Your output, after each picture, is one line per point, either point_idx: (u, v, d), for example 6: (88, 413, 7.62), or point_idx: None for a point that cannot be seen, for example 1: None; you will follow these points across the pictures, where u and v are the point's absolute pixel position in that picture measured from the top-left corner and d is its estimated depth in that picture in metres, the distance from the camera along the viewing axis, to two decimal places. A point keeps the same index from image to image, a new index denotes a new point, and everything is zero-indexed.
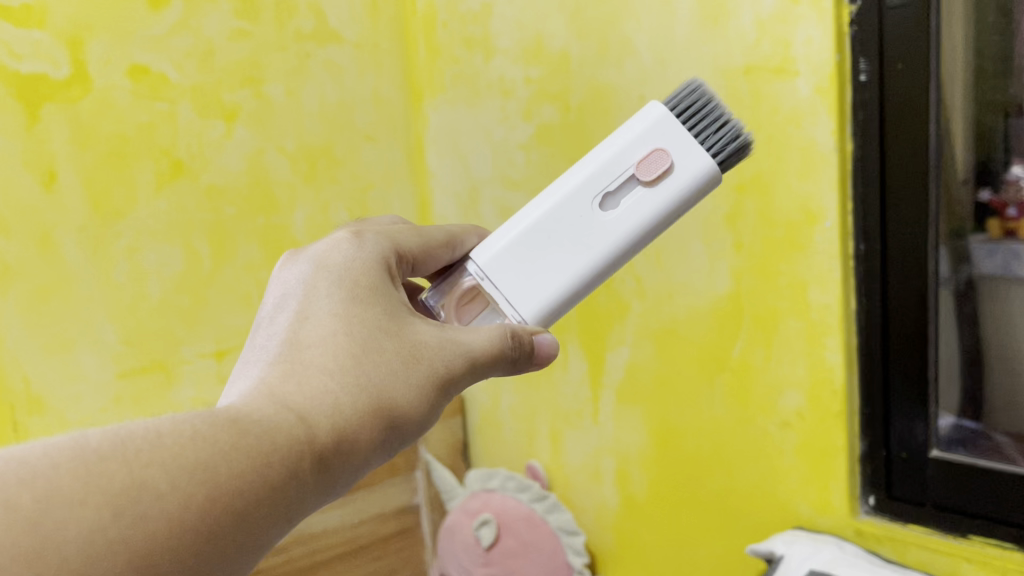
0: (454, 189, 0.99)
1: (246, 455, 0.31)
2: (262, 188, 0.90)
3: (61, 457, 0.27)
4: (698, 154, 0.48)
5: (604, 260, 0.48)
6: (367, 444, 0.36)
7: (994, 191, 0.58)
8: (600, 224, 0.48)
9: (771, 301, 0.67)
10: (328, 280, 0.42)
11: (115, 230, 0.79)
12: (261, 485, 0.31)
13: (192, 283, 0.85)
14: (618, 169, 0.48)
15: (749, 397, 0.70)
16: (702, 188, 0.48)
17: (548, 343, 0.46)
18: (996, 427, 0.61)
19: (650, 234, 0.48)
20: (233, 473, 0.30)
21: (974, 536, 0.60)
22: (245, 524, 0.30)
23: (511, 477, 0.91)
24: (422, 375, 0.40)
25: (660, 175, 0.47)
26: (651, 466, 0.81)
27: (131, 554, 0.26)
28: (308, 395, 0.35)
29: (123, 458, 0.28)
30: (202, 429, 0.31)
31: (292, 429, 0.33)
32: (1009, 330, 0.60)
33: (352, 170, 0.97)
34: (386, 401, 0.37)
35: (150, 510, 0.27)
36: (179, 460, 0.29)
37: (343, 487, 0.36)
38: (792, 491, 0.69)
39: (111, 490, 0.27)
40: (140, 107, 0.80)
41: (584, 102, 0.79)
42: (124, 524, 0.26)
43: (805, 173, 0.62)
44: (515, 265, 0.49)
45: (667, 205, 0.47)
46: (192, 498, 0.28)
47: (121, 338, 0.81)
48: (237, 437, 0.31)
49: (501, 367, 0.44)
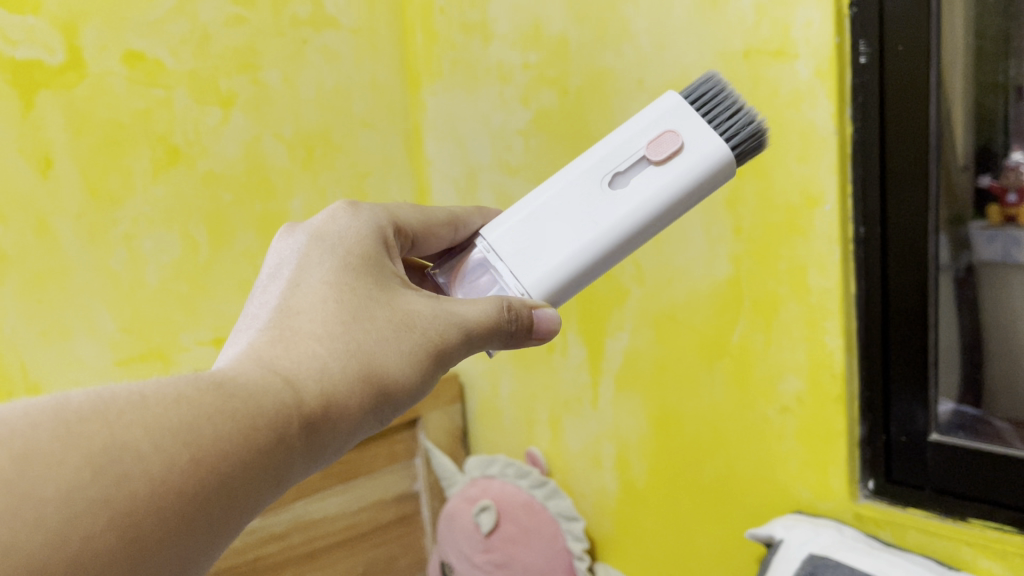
0: (452, 176, 0.99)
1: (232, 414, 0.31)
2: (259, 174, 0.90)
3: (39, 416, 0.26)
4: (710, 137, 0.47)
5: (609, 235, 0.47)
6: (355, 412, 0.36)
7: (994, 177, 0.57)
8: (608, 200, 0.48)
9: (770, 286, 0.66)
10: (320, 253, 0.42)
11: (112, 217, 0.79)
12: (247, 446, 0.30)
13: (190, 270, 0.85)
14: (630, 150, 0.48)
15: (749, 381, 0.70)
16: (715, 174, 0.47)
17: (548, 318, 0.45)
18: (996, 413, 0.61)
19: (660, 216, 0.48)
20: (219, 433, 0.30)
21: (973, 519, 0.60)
22: (231, 486, 0.30)
23: (509, 463, 0.92)
24: (415, 342, 0.39)
25: (671, 154, 0.47)
26: (651, 452, 0.81)
27: (113, 515, 0.25)
28: (296, 362, 0.35)
29: (103, 417, 0.27)
30: (187, 388, 0.30)
31: (280, 393, 0.33)
32: (1010, 318, 0.60)
33: (349, 157, 0.97)
34: (376, 367, 0.37)
35: (131, 470, 0.26)
36: (163, 418, 0.28)
37: (333, 454, 0.36)
38: (791, 475, 0.69)
39: (91, 449, 0.26)
40: (136, 94, 0.80)
41: (583, 86, 0.79)
42: (105, 484, 0.26)
43: (805, 156, 0.62)
44: (523, 240, 0.49)
45: (676, 185, 0.47)
46: (177, 458, 0.28)
47: (119, 326, 0.81)
48: (223, 398, 0.31)
49: (498, 339, 0.43)
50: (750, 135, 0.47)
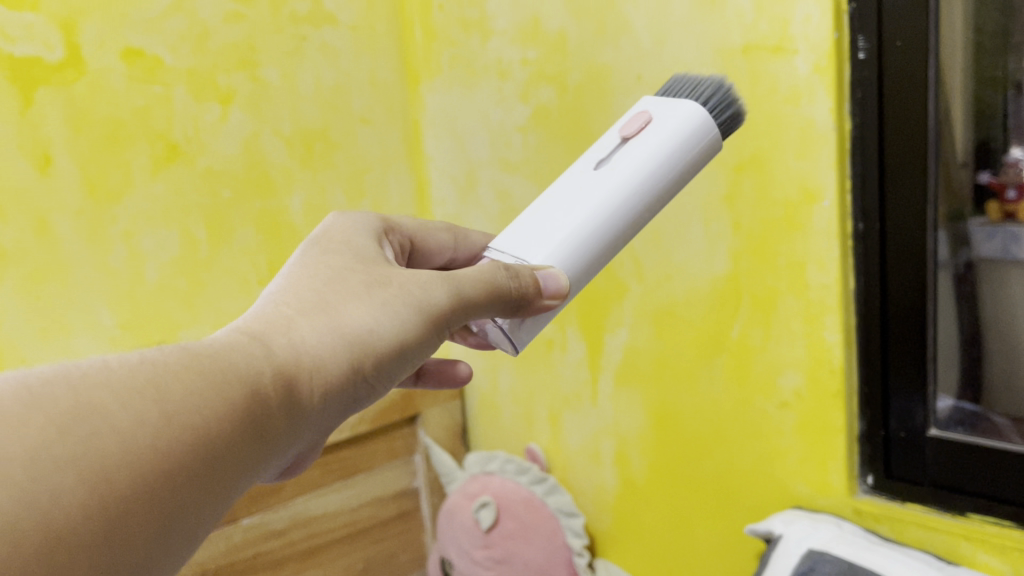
0: (451, 173, 0.99)
1: (204, 374, 0.31)
2: (258, 171, 0.90)
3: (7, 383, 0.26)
4: (678, 105, 0.50)
5: (613, 199, 0.48)
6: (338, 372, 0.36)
7: (994, 173, 0.57)
8: (595, 174, 0.49)
9: (769, 282, 0.67)
10: (304, 249, 0.43)
11: (111, 214, 0.79)
12: (221, 403, 0.30)
13: (189, 267, 0.85)
14: (607, 140, 0.51)
15: (748, 377, 0.70)
16: (691, 130, 0.50)
17: (555, 280, 0.44)
18: (995, 409, 0.61)
19: (657, 177, 0.49)
20: (190, 390, 0.30)
21: (972, 514, 0.60)
22: (209, 443, 0.29)
23: (509, 460, 0.92)
24: (403, 306, 0.39)
25: (646, 125, 0.50)
26: (650, 448, 0.81)
27: (81, 471, 0.25)
28: (271, 330, 0.36)
29: (71, 381, 0.27)
30: (159, 353, 0.30)
31: (251, 354, 0.33)
32: (1009, 314, 0.60)
33: (348, 154, 0.97)
34: (360, 333, 0.37)
35: (96, 425, 0.26)
36: (132, 378, 0.29)
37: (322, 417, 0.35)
38: (790, 471, 0.69)
39: (55, 409, 0.26)
40: (135, 90, 0.80)
41: (582, 83, 0.79)
42: (72, 441, 0.26)
43: (803, 152, 0.62)
44: (520, 230, 0.48)
45: (665, 143, 0.49)
46: (147, 415, 0.28)
47: (118, 323, 0.81)
48: (194, 360, 0.31)
49: (501, 304, 0.43)
50: (721, 100, 0.51)
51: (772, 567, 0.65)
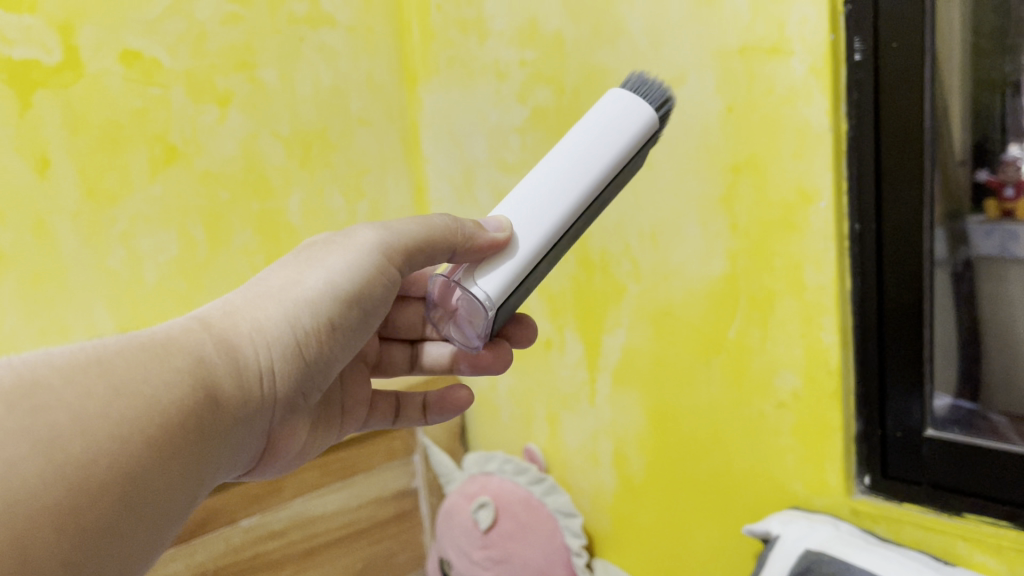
0: (449, 173, 0.99)
1: (146, 350, 0.34)
2: (257, 173, 0.90)
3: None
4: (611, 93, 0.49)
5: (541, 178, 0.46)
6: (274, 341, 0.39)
7: (991, 171, 0.58)
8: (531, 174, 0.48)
9: (766, 282, 0.67)
10: None
11: (110, 216, 0.79)
12: (165, 373, 0.34)
13: (188, 269, 0.85)
14: None
15: (745, 377, 0.71)
16: (621, 112, 0.48)
17: (498, 224, 0.44)
18: (993, 408, 0.62)
19: (591, 147, 0.46)
20: (131, 363, 0.33)
21: (968, 514, 0.60)
22: (159, 409, 0.32)
23: (507, 460, 0.93)
24: (336, 277, 0.43)
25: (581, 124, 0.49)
26: (648, 448, 0.81)
27: (36, 442, 0.27)
28: (214, 319, 0.39)
29: (14, 369, 0.30)
30: (100, 341, 0.33)
31: (190, 338, 0.37)
32: (1008, 312, 0.60)
33: (346, 154, 0.97)
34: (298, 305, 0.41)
35: (44, 401, 0.29)
36: (75, 362, 0.31)
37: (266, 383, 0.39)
38: (788, 471, 0.69)
39: (2, 390, 0.28)
40: (133, 92, 0.80)
41: (579, 84, 0.79)
42: (23, 417, 0.28)
43: (800, 153, 0.62)
44: None
45: (589, 123, 0.47)
46: (93, 388, 0.30)
47: (117, 325, 0.81)
48: (136, 343, 0.34)
49: (431, 253, 0.47)
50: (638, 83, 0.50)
51: (771, 568, 0.66)
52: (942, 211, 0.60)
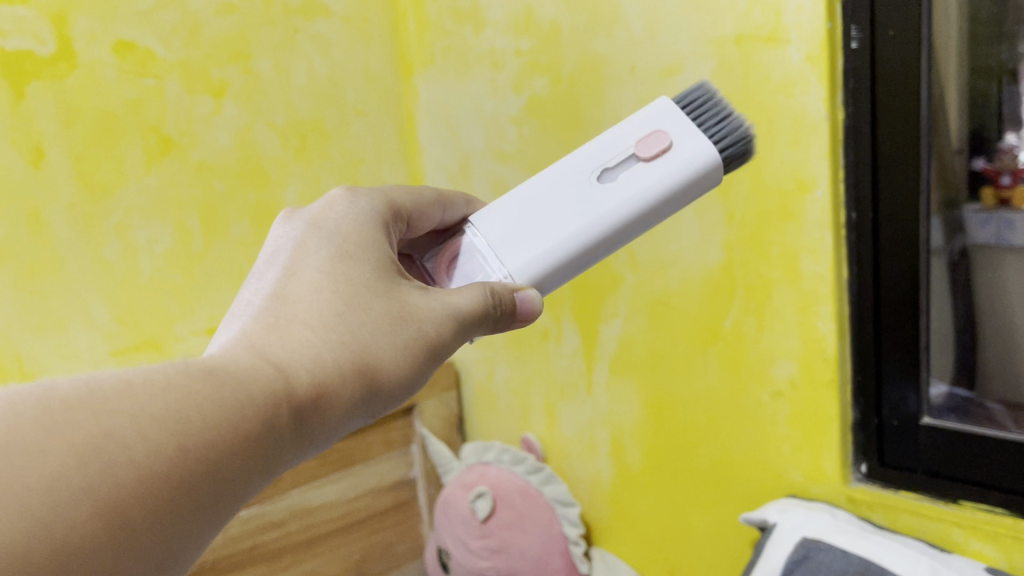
0: (446, 164, 0.99)
1: (222, 403, 0.31)
2: (253, 163, 0.89)
3: (27, 406, 0.26)
4: (698, 139, 0.49)
5: (602, 222, 0.48)
6: (345, 400, 0.36)
7: (988, 159, 0.57)
8: (594, 193, 0.49)
9: (763, 272, 0.67)
10: (319, 238, 0.43)
11: (105, 207, 0.79)
12: (238, 434, 0.31)
13: (184, 260, 0.85)
14: (618, 149, 0.50)
15: (742, 367, 0.71)
16: (699, 173, 0.48)
17: (531, 301, 0.45)
18: (989, 396, 0.62)
19: (653, 208, 0.48)
20: (209, 421, 0.30)
21: (965, 501, 0.61)
22: (219, 476, 0.30)
23: (505, 450, 0.91)
24: (409, 339, 0.40)
25: (660, 154, 0.49)
26: (645, 437, 0.81)
27: (97, 507, 0.25)
28: (289, 347, 0.36)
29: (90, 408, 0.27)
30: (180, 377, 0.30)
31: (270, 380, 0.33)
32: (1004, 301, 0.60)
33: (342, 145, 0.97)
34: (363, 361, 0.37)
35: (115, 459, 0.26)
36: (154, 404, 0.29)
37: (321, 444, 0.36)
38: (785, 459, 0.69)
39: (76, 438, 0.26)
40: (127, 84, 0.80)
41: (575, 73, 0.79)
42: (91, 473, 0.26)
43: (797, 141, 0.62)
44: (510, 227, 0.49)
45: (665, 178, 0.48)
46: (166, 448, 0.28)
47: (113, 316, 0.81)
48: (213, 387, 0.31)
49: (485, 326, 0.44)
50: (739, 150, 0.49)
51: (769, 551, 0.66)
52: (940, 200, 0.60)
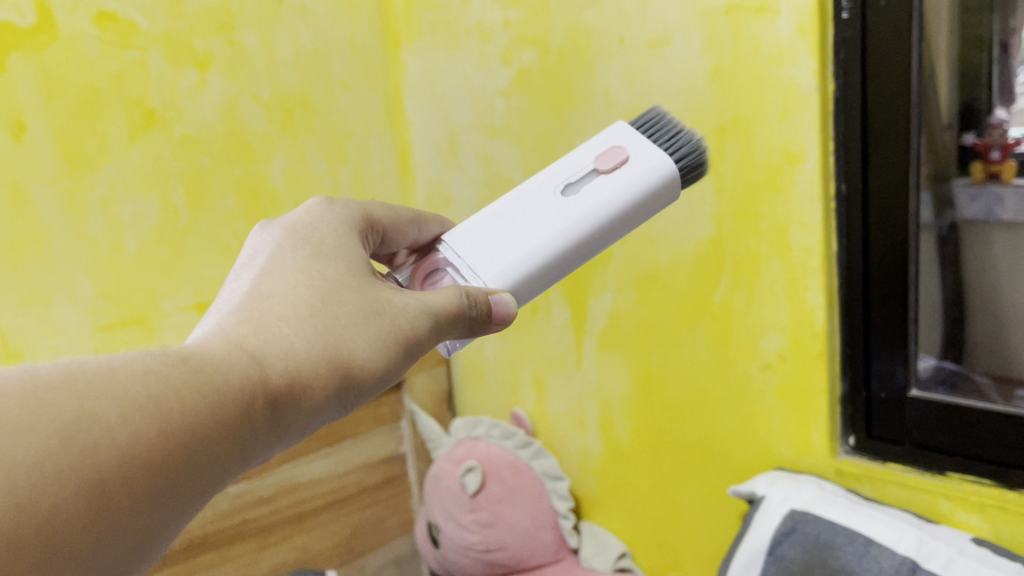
0: (434, 138, 0.98)
1: (201, 389, 0.30)
2: (238, 137, 0.88)
3: (7, 385, 0.25)
4: (656, 152, 0.51)
5: (569, 230, 0.48)
6: (321, 394, 0.35)
7: (978, 134, 0.57)
8: (562, 203, 0.49)
9: (752, 245, 0.67)
10: (297, 240, 0.43)
11: (89, 181, 0.78)
12: (215, 423, 0.30)
13: (168, 236, 0.84)
14: (580, 165, 0.51)
15: (730, 341, 0.71)
16: (661, 183, 0.50)
17: (505, 304, 0.45)
18: (976, 369, 0.62)
19: (617, 217, 0.49)
20: (187, 408, 0.29)
21: (952, 472, 0.61)
22: (194, 465, 0.29)
23: (494, 425, 0.90)
24: (387, 336, 0.39)
25: (620, 164, 0.50)
26: (634, 412, 0.81)
27: (79, 484, 0.25)
28: (266, 339, 0.35)
29: (72, 388, 0.27)
30: (160, 362, 0.30)
31: (246, 369, 0.32)
32: (991, 277, 0.60)
33: (329, 118, 0.96)
34: (340, 355, 0.36)
35: (99, 440, 0.26)
36: (135, 386, 0.28)
37: (294, 437, 0.35)
38: (772, 432, 0.70)
39: (59, 417, 0.25)
40: (109, 57, 0.78)
41: (564, 45, 0.78)
42: (74, 452, 0.25)
43: (785, 114, 0.61)
44: (479, 237, 0.49)
45: (628, 187, 0.49)
46: (146, 431, 0.27)
47: (99, 292, 0.80)
48: (192, 373, 0.30)
49: (462, 326, 0.43)
50: (692, 160, 0.51)
51: (758, 525, 0.66)
52: (928, 174, 0.59)
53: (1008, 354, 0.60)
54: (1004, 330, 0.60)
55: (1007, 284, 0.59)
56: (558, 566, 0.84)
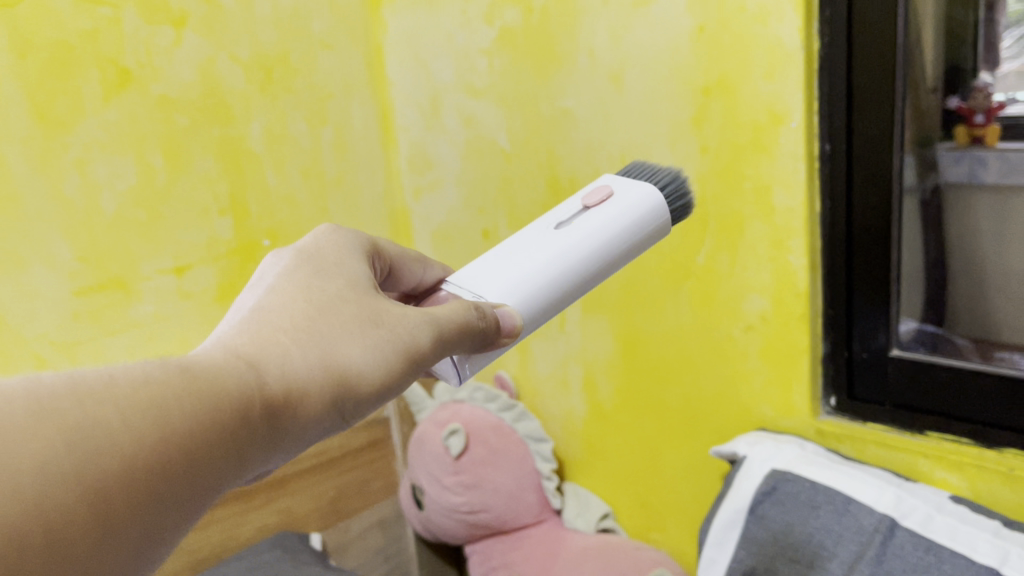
0: (416, 99, 0.96)
1: (200, 396, 0.28)
2: (216, 98, 0.84)
3: (8, 391, 0.24)
4: (642, 186, 0.52)
5: (570, 251, 0.47)
6: (322, 404, 0.33)
7: (962, 98, 0.58)
8: (559, 233, 0.49)
9: (736, 206, 0.66)
10: (299, 251, 0.41)
11: (63, 142, 0.73)
12: (213, 432, 0.28)
13: (147, 197, 0.79)
14: (569, 206, 0.51)
15: (713, 302, 0.71)
16: (651, 210, 0.50)
17: (511, 316, 0.43)
18: (956, 330, 0.63)
19: (616, 242, 0.49)
20: (188, 417, 0.28)
21: (931, 432, 0.62)
22: (194, 477, 0.28)
23: (478, 388, 0.90)
24: (393, 344, 0.36)
25: (608, 198, 0.51)
26: (617, 373, 0.81)
27: (83, 491, 0.24)
28: (263, 347, 0.33)
29: (75, 394, 0.25)
30: (162, 369, 0.28)
31: (244, 376, 0.31)
32: (973, 239, 0.61)
33: (308, 78, 0.93)
34: (343, 367, 0.34)
35: (102, 446, 0.25)
36: (138, 392, 0.27)
37: (293, 450, 0.33)
38: (755, 394, 0.70)
39: (61, 421, 0.24)
40: (82, 13, 0.74)
41: (548, 3, 0.76)
42: (76, 457, 0.24)
43: (771, 73, 0.61)
44: (480, 270, 0.47)
45: (620, 214, 0.50)
46: (146, 440, 0.26)
47: (76, 255, 0.74)
48: (191, 379, 0.29)
49: (474, 340, 0.41)
50: (677, 191, 0.53)
51: (739, 485, 0.67)
52: (914, 136, 0.59)
53: (989, 317, 0.62)
54: (982, 291, 0.62)
55: (991, 245, 0.60)
56: (541, 527, 0.84)
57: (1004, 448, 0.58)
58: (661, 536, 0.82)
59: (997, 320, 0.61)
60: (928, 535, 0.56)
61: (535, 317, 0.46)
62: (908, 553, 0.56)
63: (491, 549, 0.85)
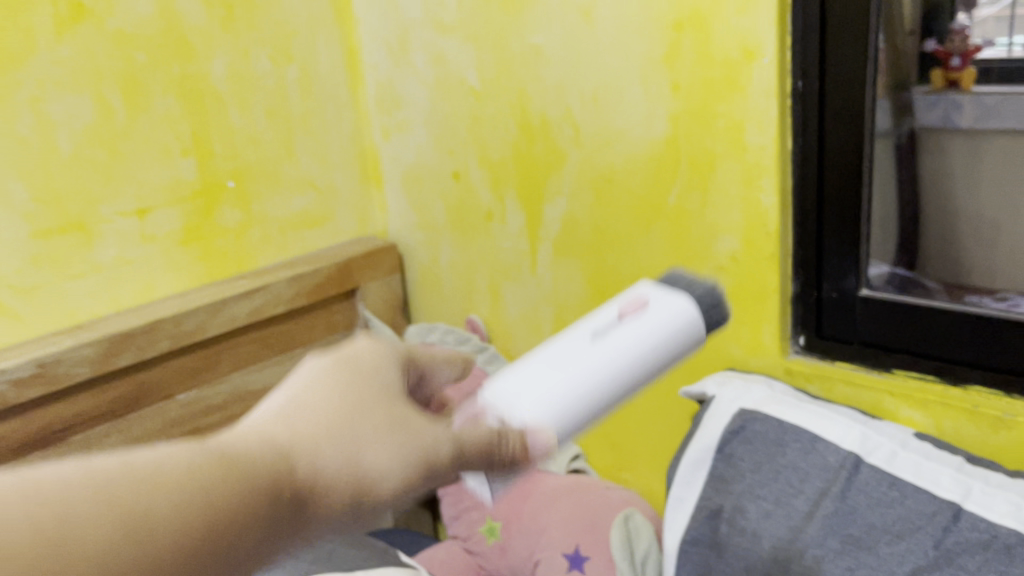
0: (383, 36, 0.91)
1: (208, 495, 0.28)
2: (174, 34, 0.79)
3: (43, 483, 0.25)
4: (685, 306, 0.47)
5: (605, 391, 0.43)
6: (336, 511, 0.32)
7: (939, 41, 0.59)
8: (594, 351, 0.44)
9: (707, 144, 0.65)
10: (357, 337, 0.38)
11: (15, 78, 0.70)
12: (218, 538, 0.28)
13: (105, 136, 0.76)
14: (604, 319, 0.46)
15: (684, 242, 0.70)
16: (683, 339, 0.47)
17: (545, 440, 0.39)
18: (927, 274, 0.63)
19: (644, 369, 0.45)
20: (207, 515, 0.28)
21: (897, 370, 0.62)
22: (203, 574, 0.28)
23: (449, 332, 0.91)
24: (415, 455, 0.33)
25: (640, 312, 0.46)
26: (588, 316, 0.81)
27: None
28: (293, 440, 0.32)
29: (103, 484, 0.26)
30: (192, 458, 0.29)
31: (264, 471, 0.30)
32: (945, 181, 0.63)
33: (273, 15, 0.87)
34: (363, 475, 0.32)
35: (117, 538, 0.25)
36: (161, 484, 0.27)
37: (298, 548, 0.32)
38: (725, 334, 0.70)
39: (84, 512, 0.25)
40: None
41: None
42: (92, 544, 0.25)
43: (744, 7, 0.59)
44: (511, 389, 0.42)
45: (655, 338, 0.45)
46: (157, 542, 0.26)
47: (33, 196, 0.72)
48: (214, 474, 0.29)
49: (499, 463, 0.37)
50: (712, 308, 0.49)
51: (707, 424, 0.67)
52: (889, 81, 0.59)
53: (959, 261, 0.63)
54: (950, 230, 0.64)
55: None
56: None
57: (970, 386, 0.59)
58: (633, 477, 0.84)
59: (965, 262, 0.63)
60: (892, 471, 0.57)
61: (569, 431, 0.42)
62: (872, 489, 0.56)
63: (461, 492, 0.87)
